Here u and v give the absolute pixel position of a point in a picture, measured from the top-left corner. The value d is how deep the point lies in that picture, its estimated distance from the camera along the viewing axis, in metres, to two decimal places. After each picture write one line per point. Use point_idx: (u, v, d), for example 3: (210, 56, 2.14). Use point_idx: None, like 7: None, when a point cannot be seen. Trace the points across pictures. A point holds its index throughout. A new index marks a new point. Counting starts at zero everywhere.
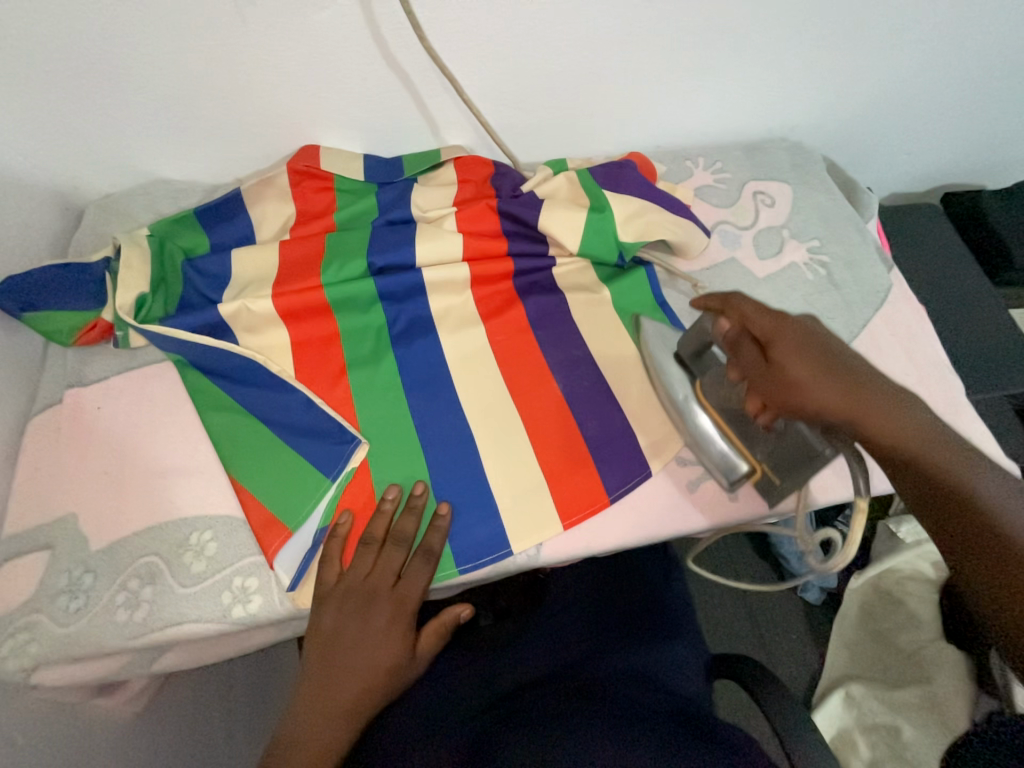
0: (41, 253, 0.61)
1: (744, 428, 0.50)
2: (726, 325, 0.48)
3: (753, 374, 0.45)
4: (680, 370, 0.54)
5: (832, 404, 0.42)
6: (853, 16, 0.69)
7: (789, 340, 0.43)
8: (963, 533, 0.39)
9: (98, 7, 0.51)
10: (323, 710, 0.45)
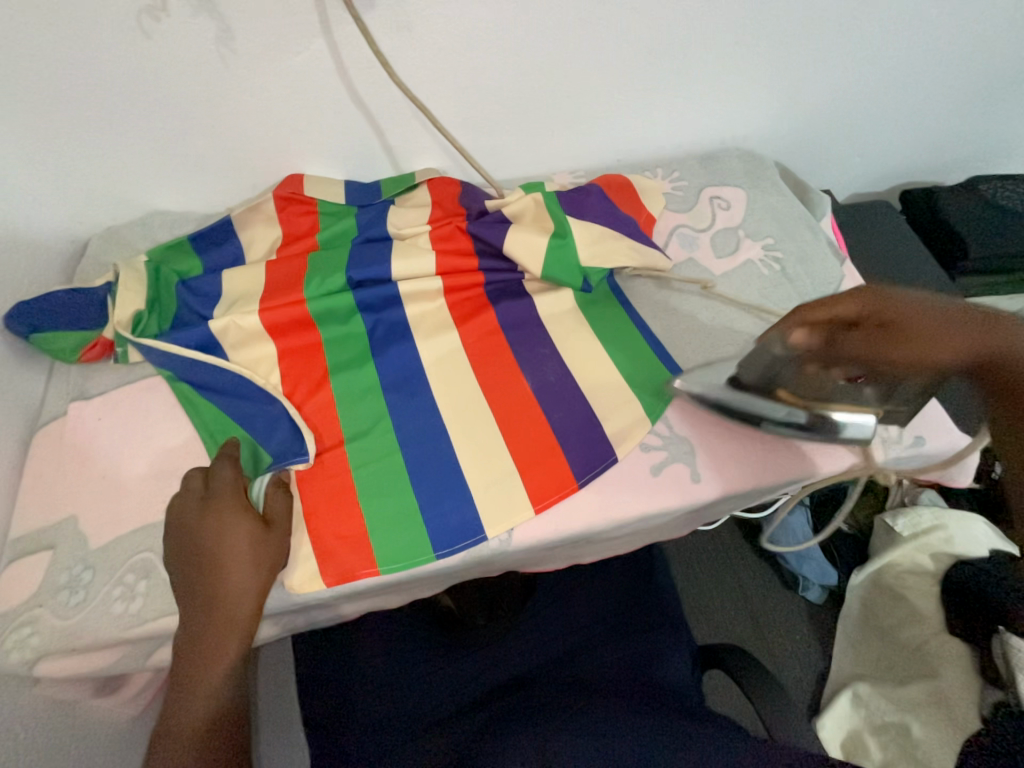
0: (48, 281, 0.67)
1: (845, 400, 0.55)
2: (800, 336, 0.53)
3: (869, 350, 0.50)
4: (761, 396, 0.57)
5: (967, 344, 0.46)
6: (786, 35, 0.75)
7: (896, 305, 0.49)
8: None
9: (98, 63, 0.58)
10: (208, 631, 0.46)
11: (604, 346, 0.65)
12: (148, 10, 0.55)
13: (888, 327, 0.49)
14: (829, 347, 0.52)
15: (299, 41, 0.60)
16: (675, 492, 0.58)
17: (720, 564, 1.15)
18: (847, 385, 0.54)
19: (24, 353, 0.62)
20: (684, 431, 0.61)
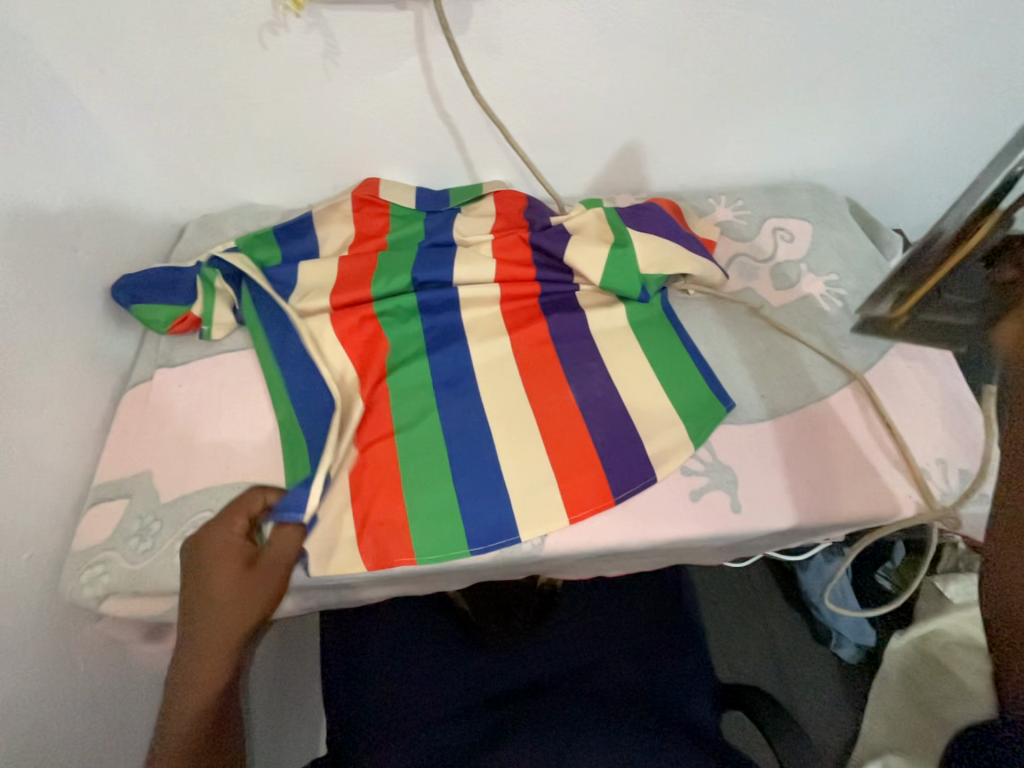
0: (148, 257, 0.74)
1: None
2: None
3: None
4: None
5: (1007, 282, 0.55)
6: (871, 73, 0.74)
7: None
8: None
9: (218, 71, 0.64)
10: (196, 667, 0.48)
11: (653, 366, 0.65)
12: (268, 26, 0.61)
13: None
14: None
15: (395, 58, 0.64)
16: (713, 521, 0.57)
17: (748, 606, 1.10)
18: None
19: (121, 319, 0.69)
20: (728, 460, 0.61)
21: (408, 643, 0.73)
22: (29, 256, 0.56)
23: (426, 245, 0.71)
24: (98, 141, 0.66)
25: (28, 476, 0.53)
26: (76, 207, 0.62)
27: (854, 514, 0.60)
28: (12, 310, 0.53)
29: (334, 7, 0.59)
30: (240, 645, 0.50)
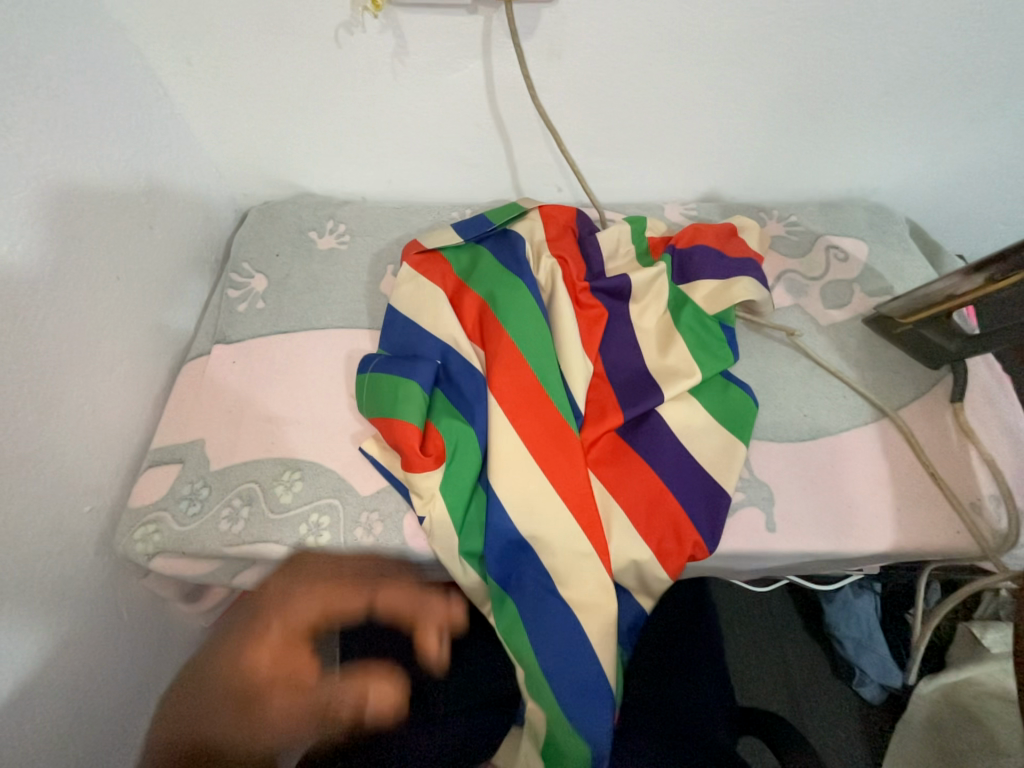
0: (211, 238, 0.79)
1: None
2: None
3: None
4: None
5: None
6: (945, 91, 0.72)
7: None
8: None
9: (290, 67, 0.67)
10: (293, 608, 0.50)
11: (704, 397, 0.62)
12: (344, 26, 0.63)
13: None
14: None
15: (460, 60, 0.66)
16: (745, 539, 0.57)
17: (766, 631, 1.07)
18: None
19: (184, 295, 0.73)
20: (765, 477, 0.61)
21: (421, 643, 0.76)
22: (110, 231, 0.60)
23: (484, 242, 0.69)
24: (177, 127, 0.71)
25: (95, 434, 0.57)
26: (154, 187, 0.66)
27: (895, 544, 0.58)
28: (94, 282, 0.57)
29: (409, 10, 0.61)
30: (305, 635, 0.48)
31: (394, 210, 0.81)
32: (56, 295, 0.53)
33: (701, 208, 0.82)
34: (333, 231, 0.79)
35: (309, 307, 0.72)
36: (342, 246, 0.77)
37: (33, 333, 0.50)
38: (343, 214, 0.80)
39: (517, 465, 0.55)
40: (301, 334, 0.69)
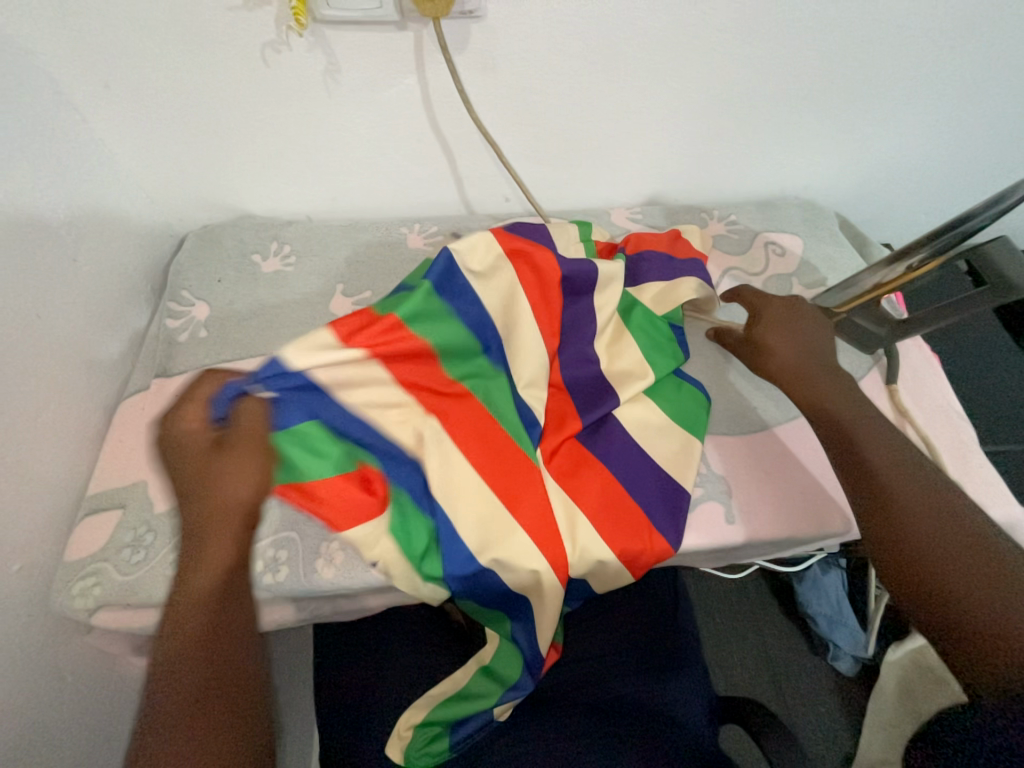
0: (146, 267, 0.75)
1: (862, 473, 0.51)
2: (874, 462, 0.51)
3: (861, 444, 0.53)
4: (866, 435, 0.53)
5: (783, 371, 0.61)
6: (859, 93, 0.76)
7: (798, 372, 0.60)
8: (881, 506, 0.49)
9: (218, 86, 0.65)
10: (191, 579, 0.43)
11: (659, 393, 0.64)
12: (270, 45, 0.61)
13: (798, 381, 0.59)
14: (865, 463, 0.52)
15: (394, 76, 0.66)
16: (709, 532, 0.59)
17: (743, 617, 1.10)
18: (872, 482, 0.50)
19: (117, 327, 0.69)
20: (722, 471, 0.62)
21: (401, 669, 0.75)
22: (26, 266, 0.56)
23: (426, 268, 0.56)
24: (98, 152, 0.67)
25: (23, 486, 0.53)
26: (76, 217, 0.63)
27: (848, 523, 0.60)
28: (12, 321, 0.53)
29: (336, 27, 0.60)
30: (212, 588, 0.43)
31: (341, 228, 0.79)
32: None
33: (646, 212, 0.85)
34: (278, 253, 0.76)
35: (256, 332, 0.70)
36: (288, 268, 0.75)
37: None
38: (288, 235, 0.78)
39: (475, 500, 0.54)
40: (248, 361, 0.67)
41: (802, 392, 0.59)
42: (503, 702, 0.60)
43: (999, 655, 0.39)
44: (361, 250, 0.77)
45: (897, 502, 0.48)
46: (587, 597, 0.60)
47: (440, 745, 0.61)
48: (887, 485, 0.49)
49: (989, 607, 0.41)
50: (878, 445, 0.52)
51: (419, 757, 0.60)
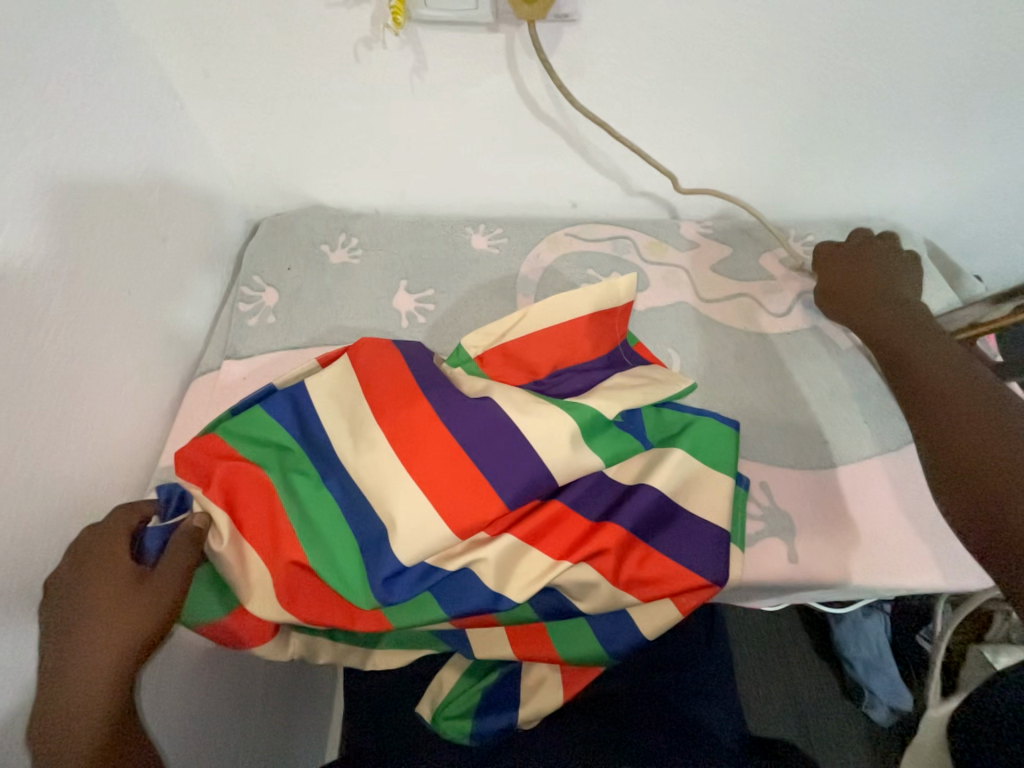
0: (223, 250, 0.78)
1: (911, 383, 0.53)
2: (926, 371, 0.52)
3: (917, 360, 0.54)
4: (926, 354, 0.54)
5: (855, 320, 0.65)
6: (969, 113, 0.71)
7: (870, 311, 0.64)
8: (927, 406, 0.49)
9: (310, 81, 0.66)
10: (67, 699, 0.39)
11: (690, 471, 0.57)
12: (364, 41, 0.62)
13: (863, 327, 0.63)
14: (915, 374, 0.53)
15: (480, 77, 0.65)
16: (767, 570, 0.56)
17: (772, 650, 1.06)
18: (921, 386, 0.51)
19: (193, 306, 0.72)
20: (785, 507, 0.59)
21: (432, 668, 0.76)
22: (121, 244, 0.59)
23: (308, 470, 0.51)
24: (192, 138, 0.70)
25: (104, 453, 0.56)
26: (167, 200, 0.66)
27: (918, 575, 0.56)
28: (107, 296, 0.57)
29: (430, 26, 0.60)
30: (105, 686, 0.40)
31: (408, 223, 0.80)
32: (68, 312, 0.52)
33: (718, 226, 0.81)
34: (346, 244, 0.78)
35: (321, 322, 0.72)
36: (355, 260, 0.76)
37: (42, 351, 0.49)
38: (356, 227, 0.79)
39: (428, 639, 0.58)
40: (314, 351, 0.69)
41: (878, 324, 0.62)
42: (530, 706, 0.62)
43: (1003, 540, 0.40)
44: (426, 247, 0.78)
45: (944, 403, 0.48)
46: (630, 636, 0.56)
47: (460, 726, 0.63)
48: (935, 388, 0.50)
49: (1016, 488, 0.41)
50: (944, 360, 0.53)
51: (443, 730, 0.63)
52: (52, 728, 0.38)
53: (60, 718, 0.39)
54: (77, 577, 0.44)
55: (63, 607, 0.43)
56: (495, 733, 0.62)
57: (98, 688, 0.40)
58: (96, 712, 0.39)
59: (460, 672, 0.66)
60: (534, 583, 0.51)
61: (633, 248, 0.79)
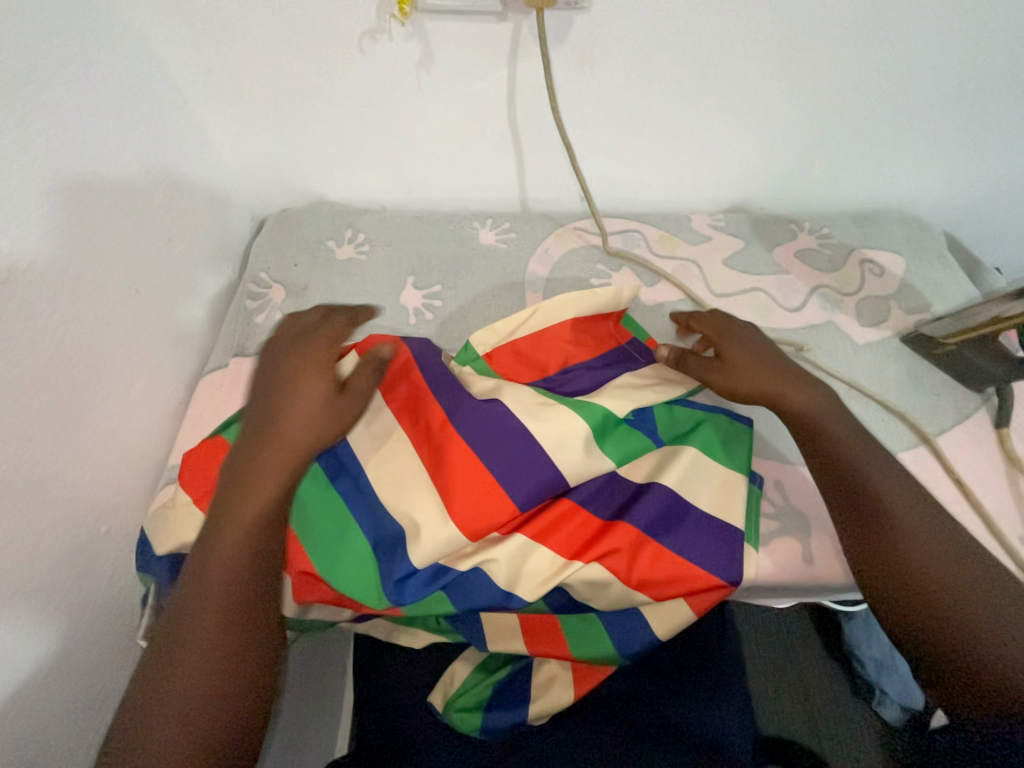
0: (229, 247, 0.78)
1: (853, 500, 0.48)
2: (866, 485, 0.48)
3: (851, 471, 0.49)
4: (860, 460, 0.50)
5: (762, 389, 0.54)
6: (992, 101, 0.69)
7: (763, 380, 0.55)
8: (880, 528, 0.46)
9: (315, 76, 0.66)
10: (274, 444, 0.46)
11: (704, 467, 0.56)
12: (369, 33, 0.61)
13: (763, 399, 0.54)
14: (855, 487, 0.48)
15: (487, 69, 0.64)
16: (780, 570, 0.56)
17: (783, 648, 1.05)
18: (869, 506, 0.47)
19: (200, 304, 0.72)
20: (800, 506, 0.58)
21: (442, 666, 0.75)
22: (127, 242, 0.58)
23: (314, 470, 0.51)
24: (196, 134, 0.69)
25: (113, 453, 0.56)
26: (172, 197, 0.65)
27: None
28: (113, 295, 0.56)
29: (436, 17, 0.59)
30: (302, 452, 0.46)
31: (414, 219, 0.79)
32: (74, 313, 0.51)
33: (730, 219, 0.80)
34: (352, 241, 0.77)
35: None
36: (362, 256, 0.76)
37: (49, 352, 0.49)
38: (363, 223, 0.78)
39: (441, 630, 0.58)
40: None
41: (793, 397, 0.54)
42: (542, 704, 0.62)
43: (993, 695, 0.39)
44: (433, 243, 0.77)
45: (900, 525, 0.46)
46: (643, 636, 0.55)
47: (470, 719, 0.62)
48: (886, 506, 0.47)
49: (999, 638, 0.40)
50: (881, 464, 0.50)
51: (452, 721, 0.63)
52: (260, 460, 0.45)
53: (268, 454, 0.46)
54: (294, 356, 0.51)
55: (285, 375, 0.50)
56: (506, 728, 0.61)
57: (294, 454, 0.46)
58: (283, 474, 0.45)
59: (472, 667, 0.66)
60: (545, 583, 0.50)
61: (643, 242, 0.77)
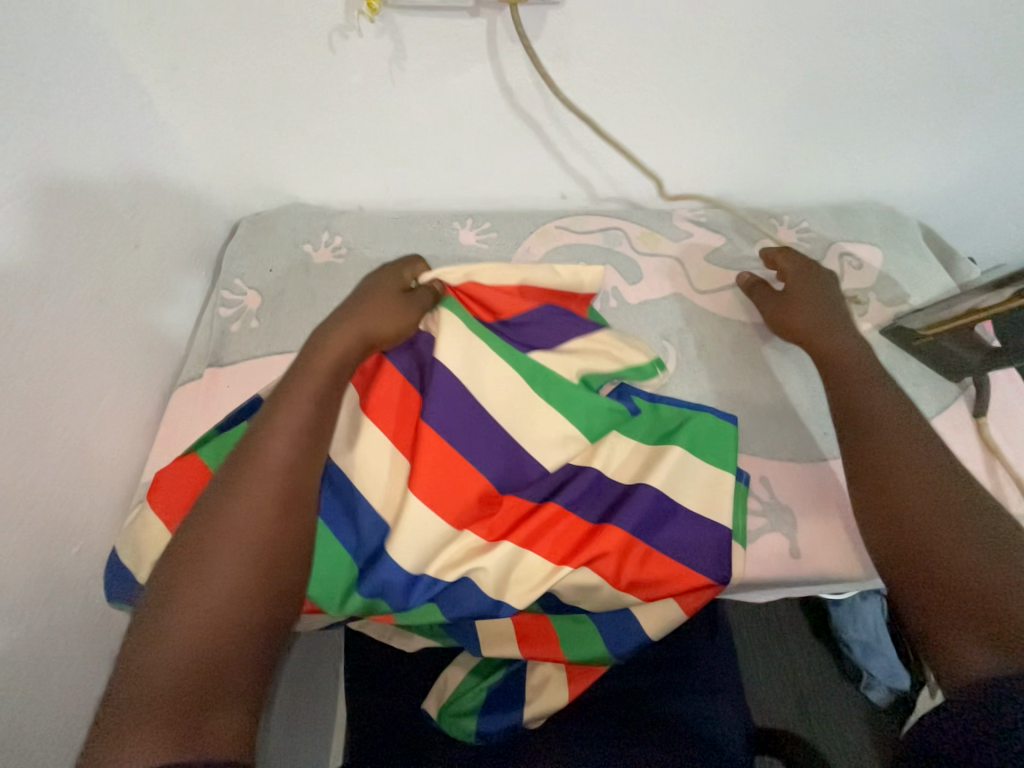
0: (201, 253, 0.75)
1: (861, 445, 0.51)
2: (879, 433, 0.51)
3: (867, 420, 0.53)
4: (878, 412, 0.53)
5: (808, 325, 0.62)
6: (964, 92, 0.70)
7: (806, 316, 0.63)
8: (885, 469, 0.48)
9: (285, 74, 0.63)
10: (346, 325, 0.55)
11: (688, 465, 0.55)
12: (339, 29, 0.59)
13: (795, 331, 0.63)
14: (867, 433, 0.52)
15: (461, 65, 0.63)
16: (769, 564, 0.56)
17: (773, 637, 1.07)
18: (878, 451, 0.50)
19: (172, 313, 0.70)
20: (786, 501, 0.59)
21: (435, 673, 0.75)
22: (91, 250, 0.56)
23: None
24: (161, 134, 0.66)
25: (83, 471, 0.54)
26: (139, 202, 0.63)
27: None
28: (78, 307, 0.54)
29: (408, 12, 0.58)
30: (361, 335, 0.54)
31: (392, 220, 0.77)
32: (35, 327, 0.49)
33: (710, 215, 0.80)
34: (329, 243, 0.75)
35: (305, 325, 0.69)
36: (339, 260, 0.74)
37: (11, 369, 0.47)
38: (340, 225, 0.76)
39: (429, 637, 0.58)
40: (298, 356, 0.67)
41: (830, 342, 0.60)
42: (537, 707, 0.61)
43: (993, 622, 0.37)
44: (411, 244, 0.75)
45: (909, 470, 0.47)
46: (635, 637, 0.55)
47: (465, 724, 0.62)
48: (895, 453, 0.49)
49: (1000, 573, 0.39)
50: (903, 420, 0.51)
51: (448, 727, 0.62)
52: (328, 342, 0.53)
53: (337, 335, 0.53)
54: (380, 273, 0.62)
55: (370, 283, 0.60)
56: (502, 732, 0.61)
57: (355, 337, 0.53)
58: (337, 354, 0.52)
59: (467, 671, 0.66)
60: (534, 589, 0.50)
61: (625, 239, 0.77)
